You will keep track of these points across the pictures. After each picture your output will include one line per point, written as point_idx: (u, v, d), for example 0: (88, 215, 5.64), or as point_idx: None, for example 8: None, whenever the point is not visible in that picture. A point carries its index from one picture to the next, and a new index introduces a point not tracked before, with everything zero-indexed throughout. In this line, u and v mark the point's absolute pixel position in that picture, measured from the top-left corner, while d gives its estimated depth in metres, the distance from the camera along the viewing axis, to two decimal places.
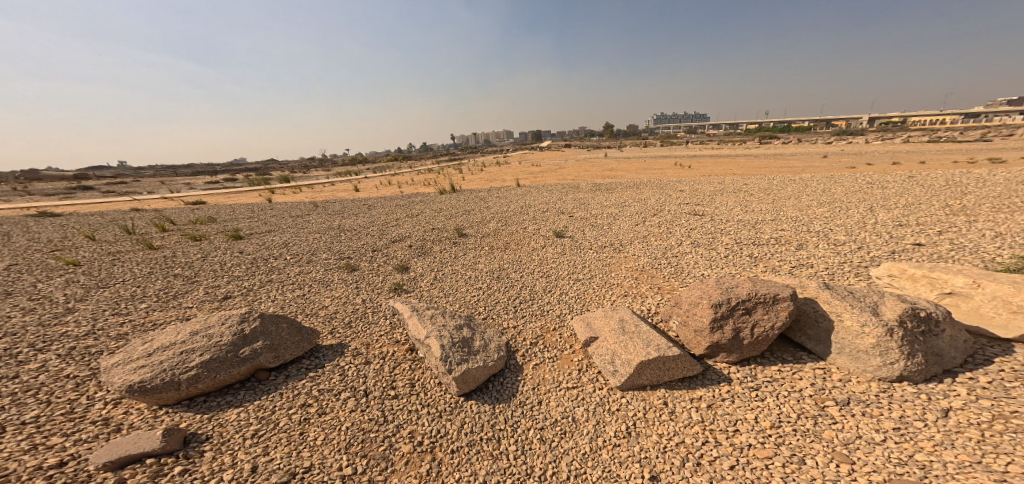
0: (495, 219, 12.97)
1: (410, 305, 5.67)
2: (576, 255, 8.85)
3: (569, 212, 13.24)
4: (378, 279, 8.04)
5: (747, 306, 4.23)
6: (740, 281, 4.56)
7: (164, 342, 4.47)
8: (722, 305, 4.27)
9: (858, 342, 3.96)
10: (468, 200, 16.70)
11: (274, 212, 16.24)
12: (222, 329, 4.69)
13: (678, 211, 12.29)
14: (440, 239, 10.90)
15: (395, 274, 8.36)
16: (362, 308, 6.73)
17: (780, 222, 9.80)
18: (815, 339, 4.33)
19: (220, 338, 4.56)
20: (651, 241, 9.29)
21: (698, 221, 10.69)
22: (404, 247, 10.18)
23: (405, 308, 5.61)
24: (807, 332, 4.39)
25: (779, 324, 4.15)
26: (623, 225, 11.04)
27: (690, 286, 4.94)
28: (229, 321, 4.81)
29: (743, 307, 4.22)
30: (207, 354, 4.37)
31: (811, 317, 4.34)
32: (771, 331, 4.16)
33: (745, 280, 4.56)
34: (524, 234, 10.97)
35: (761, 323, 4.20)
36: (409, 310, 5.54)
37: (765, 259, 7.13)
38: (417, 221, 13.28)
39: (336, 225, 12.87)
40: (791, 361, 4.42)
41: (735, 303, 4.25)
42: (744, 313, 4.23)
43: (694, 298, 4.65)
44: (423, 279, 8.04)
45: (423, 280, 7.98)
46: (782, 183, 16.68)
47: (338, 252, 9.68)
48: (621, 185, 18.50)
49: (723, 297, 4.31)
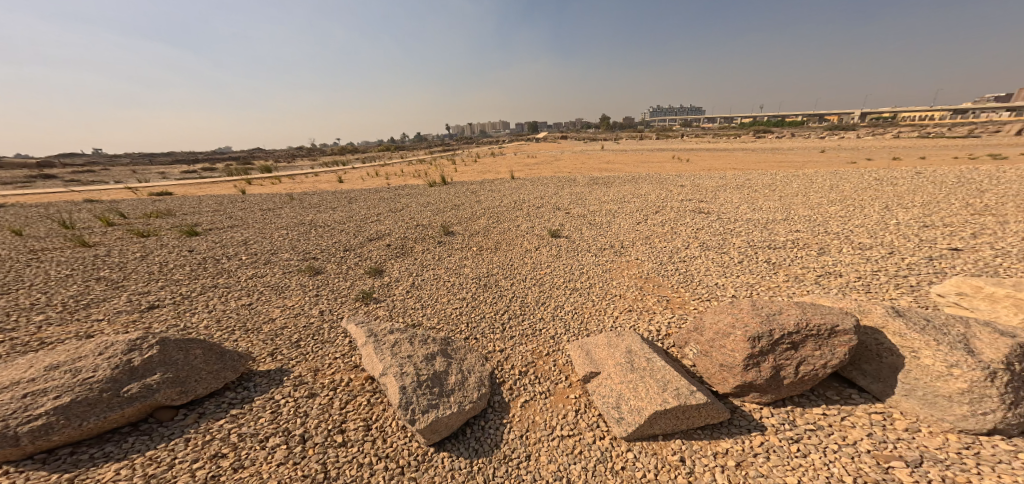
0: (484, 215, 11.96)
1: (365, 329, 4.65)
2: (572, 258, 7.96)
3: (564, 208, 12.32)
4: (344, 285, 7.02)
5: (794, 340, 3.41)
6: (785, 305, 3.73)
7: (7, 380, 3.46)
8: (762, 339, 3.45)
9: (939, 386, 3.09)
10: (457, 194, 15.63)
11: (244, 204, 15.05)
12: (97, 361, 3.67)
13: (681, 207, 11.44)
14: (420, 238, 9.88)
15: (367, 278, 7.36)
16: (317, 323, 5.75)
17: (794, 221, 8.96)
18: (872, 376, 3.49)
19: (91, 374, 3.55)
20: (653, 243, 8.42)
21: (703, 219, 9.85)
22: (379, 246, 9.14)
23: (360, 334, 4.59)
24: (862, 367, 3.56)
25: (835, 362, 3.34)
26: (622, 224, 10.14)
27: (717, 309, 4.11)
28: (110, 350, 3.80)
29: (789, 341, 3.40)
30: (67, 396, 3.35)
31: (872, 351, 3.52)
32: (821, 371, 3.36)
33: (791, 304, 3.73)
34: (515, 233, 10.00)
35: (809, 360, 3.38)
36: (363, 336, 4.52)
37: (785, 265, 6.27)
38: (400, 216, 12.26)
39: (309, 220, 11.80)
40: (838, 401, 3.57)
41: (778, 335, 3.43)
42: (788, 348, 3.41)
43: (722, 325, 3.80)
44: (395, 286, 7.04)
45: (396, 287, 6.99)
46: (787, 178, 15.94)
47: (302, 251, 8.62)
48: (619, 179, 17.59)
49: (766, 329, 3.48)
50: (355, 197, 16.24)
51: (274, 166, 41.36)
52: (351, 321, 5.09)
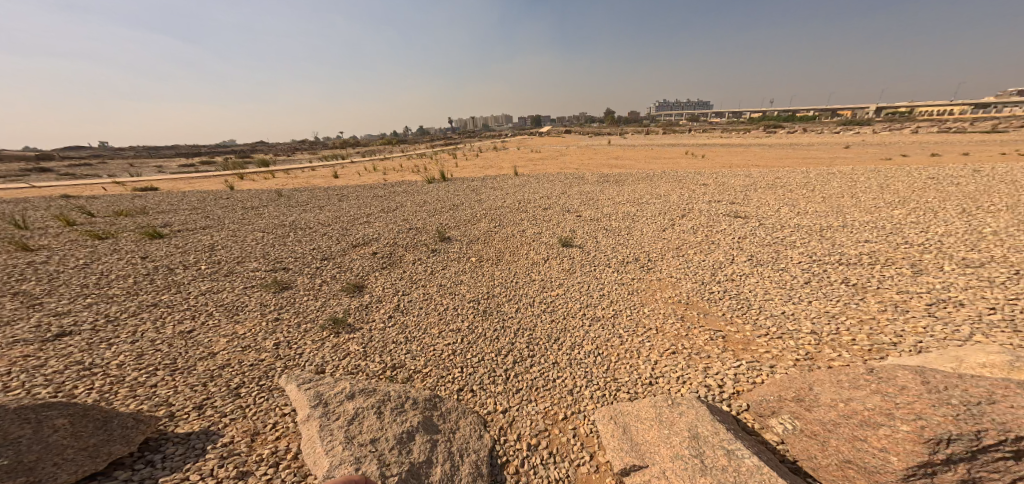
0: (486, 218, 10.61)
1: (311, 394, 3.41)
2: (592, 274, 6.64)
3: (575, 210, 10.93)
4: (312, 307, 5.73)
5: (1021, 448, 2.17)
6: (996, 385, 2.51)
7: None
8: (957, 442, 2.24)
9: None
10: (455, 192, 14.26)
11: (226, 201, 13.80)
12: None
13: (710, 210, 9.99)
14: (410, 245, 8.55)
15: (344, 296, 6.12)
16: (265, 362, 4.46)
17: (854, 228, 7.52)
18: None
19: None
20: (686, 254, 7.05)
21: (741, 225, 8.42)
22: (361, 255, 7.83)
23: (303, 402, 3.35)
24: None
25: None
26: (645, 230, 8.76)
27: (858, 379, 2.94)
28: None
29: (1010, 450, 2.18)
30: None
31: None
32: None
33: (1010, 384, 2.49)
34: (521, 240, 8.66)
35: None
36: (307, 405, 3.29)
37: (872, 292, 4.93)
38: (393, 217, 10.98)
39: (290, 221, 10.52)
40: None
41: (989, 440, 2.22)
42: (1005, 458, 2.18)
43: (871, 411, 2.64)
44: (376, 309, 5.81)
45: (378, 311, 5.77)
46: (823, 177, 14.40)
47: (272, 260, 7.31)
48: (632, 177, 16.09)
49: (968, 429, 2.27)
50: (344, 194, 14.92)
51: (270, 159, 40.10)
52: (290, 380, 3.78)
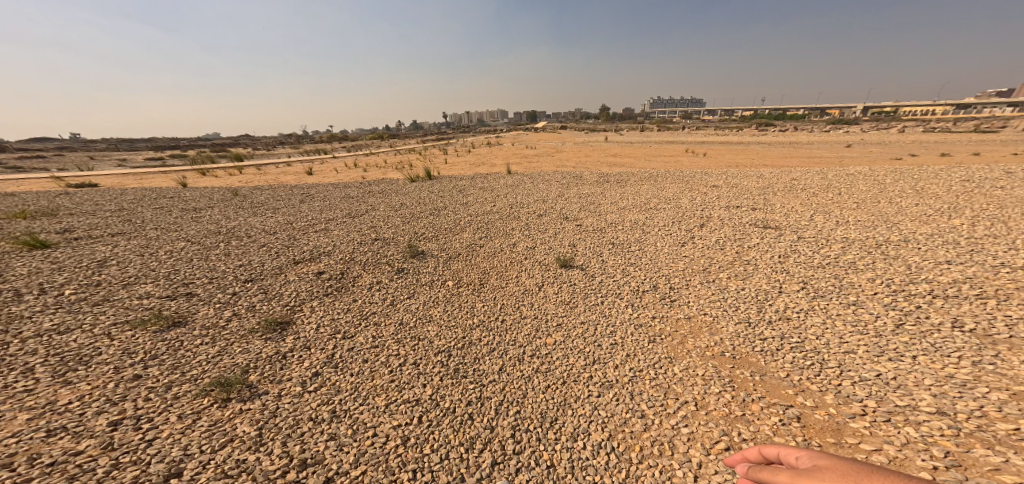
0: (469, 225, 9.02)
1: None
2: (597, 314, 5.32)
3: (575, 217, 9.40)
4: (193, 358, 4.23)
5: None
6: None
7: None
8: None
9: None
10: (436, 194, 12.57)
11: (167, 201, 11.96)
12: None
13: (733, 219, 8.54)
14: (368, 263, 6.90)
15: (261, 341, 4.72)
16: (78, 459, 2.92)
17: (922, 241, 6.07)
18: None
19: None
20: (718, 281, 5.66)
21: (777, 238, 6.95)
22: (298, 279, 6.20)
23: None
24: None
25: None
26: (660, 245, 7.29)
27: None
28: None
29: None
30: None
31: None
32: None
33: None
34: (510, 258, 7.11)
35: None
36: None
37: (1007, 347, 3.53)
38: (360, 221, 9.35)
39: (229, 226, 8.80)
40: None
41: None
42: None
43: None
44: (296, 364, 4.44)
45: (295, 368, 4.39)
46: (844, 178, 13.09)
47: (173, 283, 5.63)
48: (635, 177, 14.55)
49: None
50: (309, 194, 13.12)
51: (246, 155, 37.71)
52: None
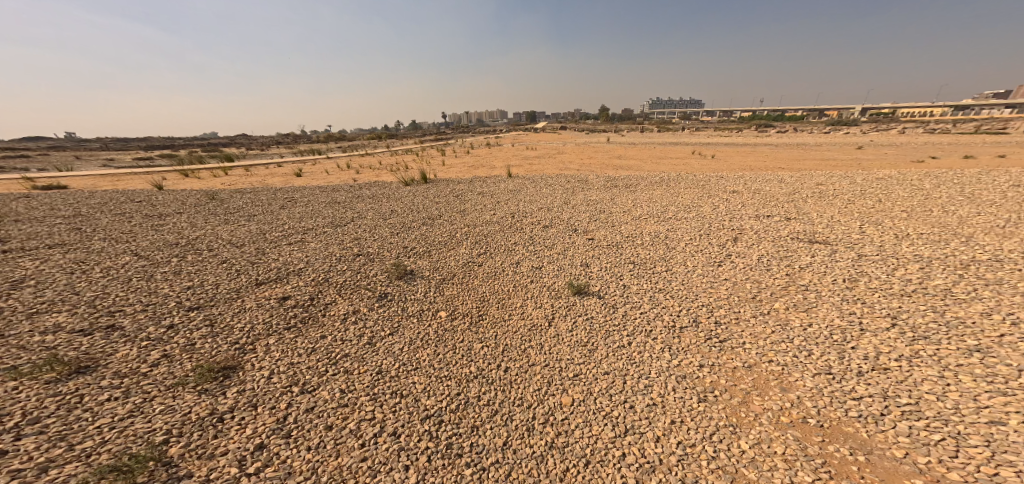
0: (468, 237, 8.02)
1: None
2: (620, 364, 4.45)
3: (586, 228, 8.37)
4: (90, 423, 3.28)
5: None
6: None
7: None
8: None
9: None
10: (431, 199, 11.51)
11: (131, 205, 10.90)
12: None
13: (767, 231, 7.52)
14: (345, 283, 5.89)
15: (200, 398, 3.69)
16: None
17: (1020, 260, 5.02)
18: None
19: None
20: (774, 314, 4.83)
21: (829, 256, 5.94)
22: (256, 306, 5.15)
23: None
24: None
25: None
26: (690, 266, 6.31)
27: None
28: None
29: None
30: None
31: None
32: None
33: None
34: (513, 282, 6.19)
35: None
36: None
37: None
38: (345, 231, 8.33)
39: (191, 235, 7.75)
40: None
41: None
42: None
43: None
44: (235, 431, 3.42)
45: (233, 436, 3.37)
46: (874, 182, 12.08)
47: (95, 311, 4.62)
48: (645, 181, 13.49)
49: None
50: (294, 198, 12.05)
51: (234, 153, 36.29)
52: None
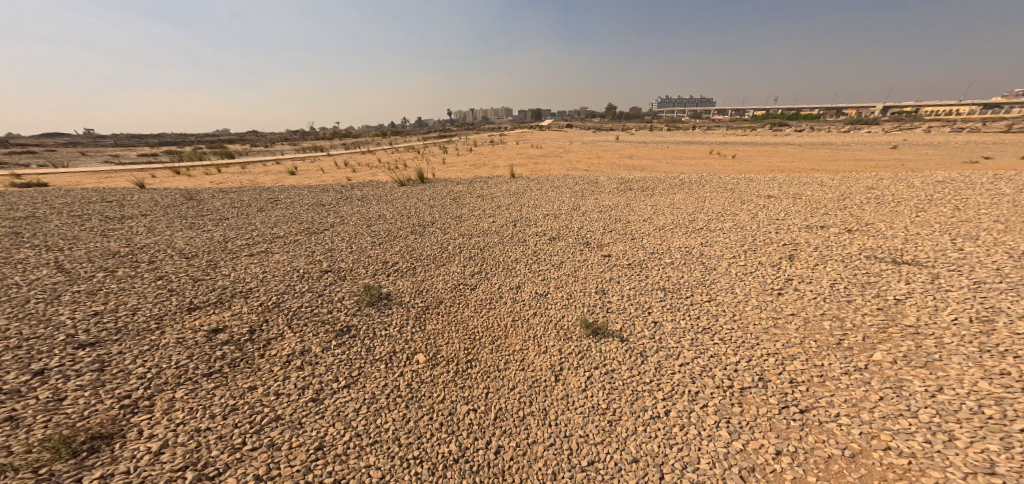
0: (463, 252, 6.84)
1: None
2: (654, 446, 3.19)
3: (601, 241, 7.06)
4: None
5: None
6: None
7: None
8: None
9: None
10: (424, 202, 10.28)
11: (94, 204, 9.85)
12: None
13: (830, 246, 6.08)
14: (296, 311, 4.85)
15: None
16: None
17: None
18: None
19: None
20: (877, 373, 3.56)
21: (931, 285, 4.55)
22: (174, 342, 4.04)
23: None
24: None
25: None
26: (740, 296, 4.99)
27: None
28: None
29: None
30: None
31: None
32: None
33: None
34: (512, 316, 5.01)
35: None
36: None
37: None
38: (321, 240, 7.17)
39: (138, 242, 6.63)
40: None
41: None
42: None
43: None
44: None
45: None
46: (936, 185, 10.49)
47: None
48: (664, 184, 12.04)
49: None
50: (276, 198, 10.96)
51: (233, 151, 35.46)
52: None
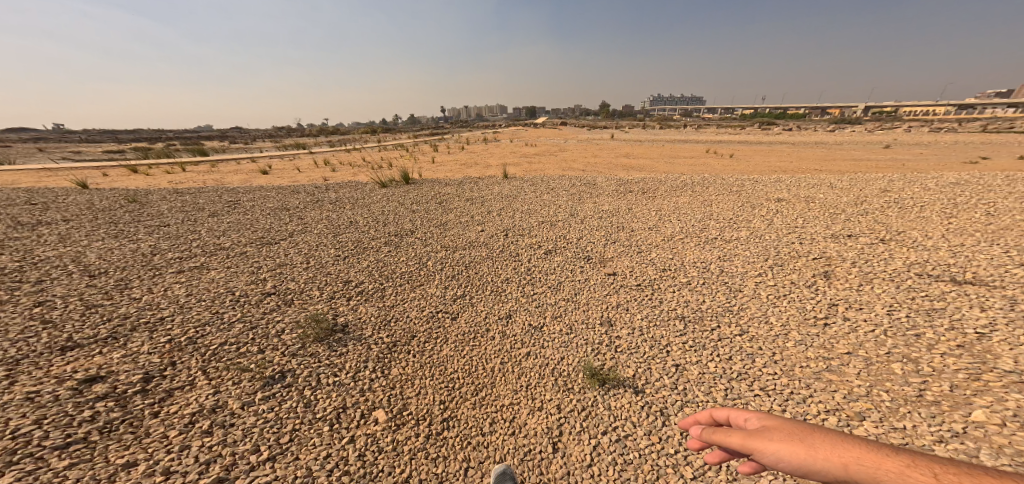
0: (443, 270, 5.89)
1: None
2: None
3: (603, 255, 6.15)
4: None
5: None
6: None
7: None
8: None
9: None
10: (404, 206, 9.23)
11: (17, 205, 8.55)
12: None
13: (870, 261, 5.24)
14: (216, 351, 3.83)
15: None
16: None
17: None
18: None
19: None
20: (983, 441, 2.53)
21: (1013, 313, 3.70)
22: (20, 400, 2.95)
23: None
24: None
25: None
26: (777, 329, 4.11)
27: None
28: None
29: None
30: None
31: None
32: None
33: None
34: (501, 359, 4.14)
35: None
36: None
37: None
38: (274, 253, 6.11)
39: (40, 255, 5.45)
40: None
41: None
42: None
43: None
44: None
45: None
46: (953, 188, 9.87)
47: None
48: (665, 185, 11.19)
49: None
50: (235, 201, 9.79)
51: (200, 147, 33.19)
52: None
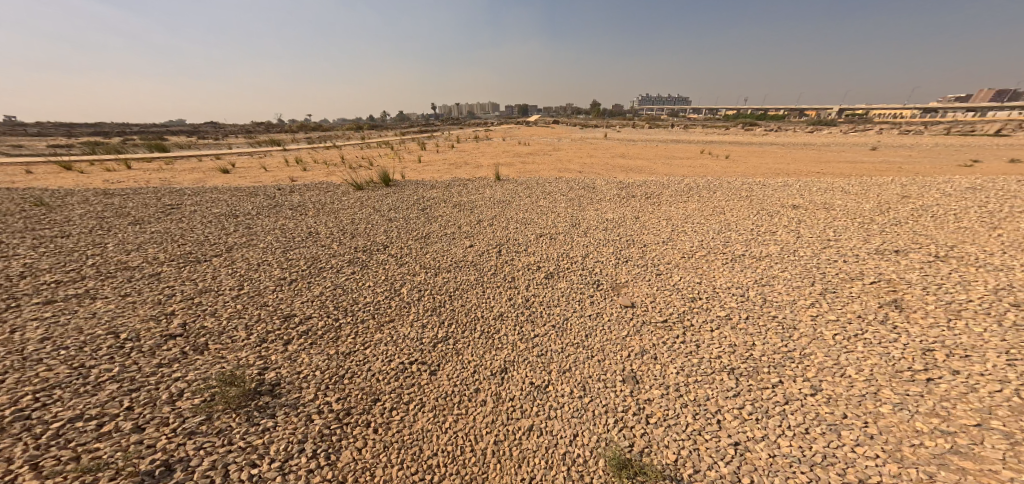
0: (421, 298, 4.73)
1: None
2: None
3: (617, 278, 5.12)
4: None
5: None
6: None
7: None
8: None
9: None
10: (379, 213, 7.98)
11: None
12: None
13: (942, 286, 4.36)
14: (60, 431, 2.61)
15: None
16: None
17: None
18: None
19: None
20: None
21: None
22: None
23: None
24: None
25: None
26: (862, 386, 3.24)
27: None
28: None
29: None
30: None
31: None
32: None
33: None
34: (494, 433, 3.01)
35: None
36: None
37: None
38: (200, 279, 4.82)
39: None
40: None
41: None
42: None
43: None
44: None
45: None
46: (972, 192, 9.28)
47: None
48: (669, 189, 10.28)
49: None
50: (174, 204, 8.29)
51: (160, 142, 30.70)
52: None
